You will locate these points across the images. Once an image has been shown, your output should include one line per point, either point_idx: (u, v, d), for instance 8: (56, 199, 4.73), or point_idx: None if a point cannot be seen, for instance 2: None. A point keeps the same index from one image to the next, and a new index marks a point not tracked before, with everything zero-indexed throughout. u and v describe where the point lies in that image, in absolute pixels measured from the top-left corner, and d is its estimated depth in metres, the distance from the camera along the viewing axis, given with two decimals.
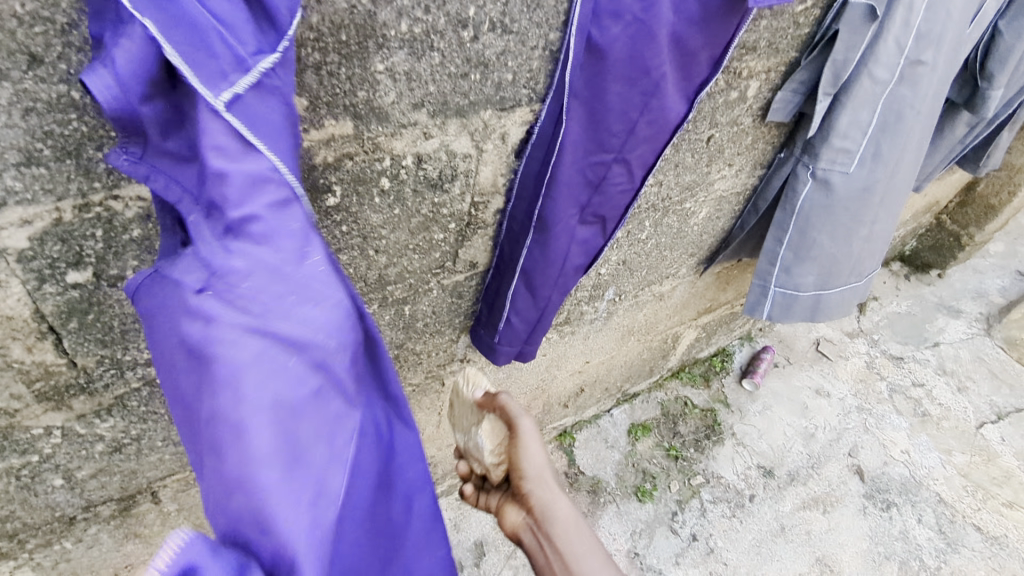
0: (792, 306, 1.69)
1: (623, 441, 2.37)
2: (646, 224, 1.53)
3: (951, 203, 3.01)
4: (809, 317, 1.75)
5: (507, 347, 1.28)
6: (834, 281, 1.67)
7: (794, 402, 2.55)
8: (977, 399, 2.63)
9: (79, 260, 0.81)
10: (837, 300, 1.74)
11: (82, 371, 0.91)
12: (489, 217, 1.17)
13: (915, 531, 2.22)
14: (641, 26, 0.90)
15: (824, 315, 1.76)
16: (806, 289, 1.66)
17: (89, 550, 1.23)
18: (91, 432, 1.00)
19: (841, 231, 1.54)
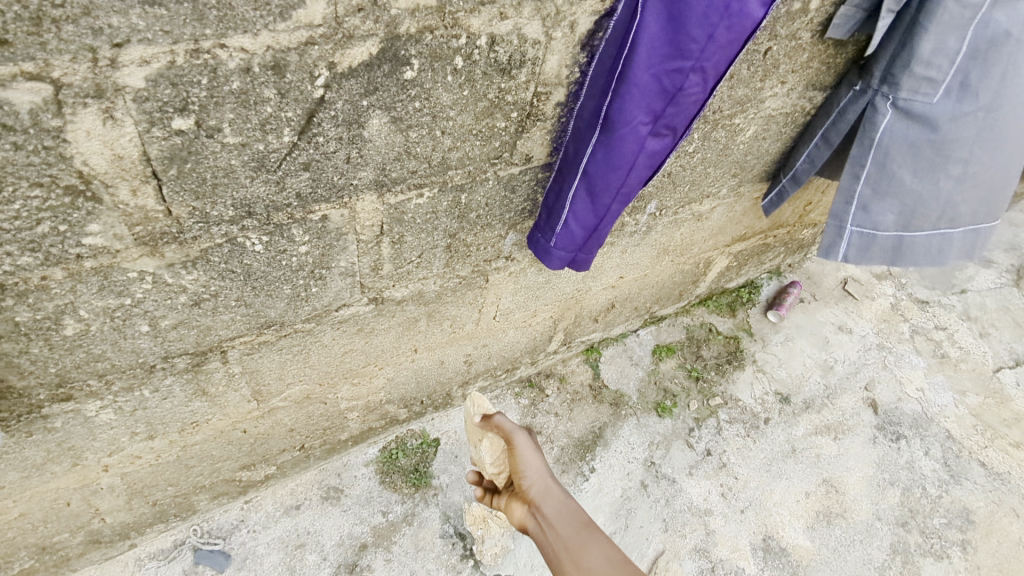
0: (871, 247, 1.68)
1: (647, 359, 2.47)
2: (694, 137, 1.55)
3: None
4: (889, 261, 1.73)
5: (560, 253, 1.33)
6: (918, 221, 1.64)
7: (816, 335, 2.62)
8: (997, 345, 2.67)
9: (185, 108, 0.85)
10: (922, 246, 1.70)
11: (175, 221, 0.99)
12: (549, 110, 1.21)
13: (920, 462, 2.32)
14: None
15: (906, 261, 1.73)
16: (885, 229, 1.65)
17: (164, 401, 1.35)
18: (177, 282, 1.09)
19: (926, 166, 1.52)
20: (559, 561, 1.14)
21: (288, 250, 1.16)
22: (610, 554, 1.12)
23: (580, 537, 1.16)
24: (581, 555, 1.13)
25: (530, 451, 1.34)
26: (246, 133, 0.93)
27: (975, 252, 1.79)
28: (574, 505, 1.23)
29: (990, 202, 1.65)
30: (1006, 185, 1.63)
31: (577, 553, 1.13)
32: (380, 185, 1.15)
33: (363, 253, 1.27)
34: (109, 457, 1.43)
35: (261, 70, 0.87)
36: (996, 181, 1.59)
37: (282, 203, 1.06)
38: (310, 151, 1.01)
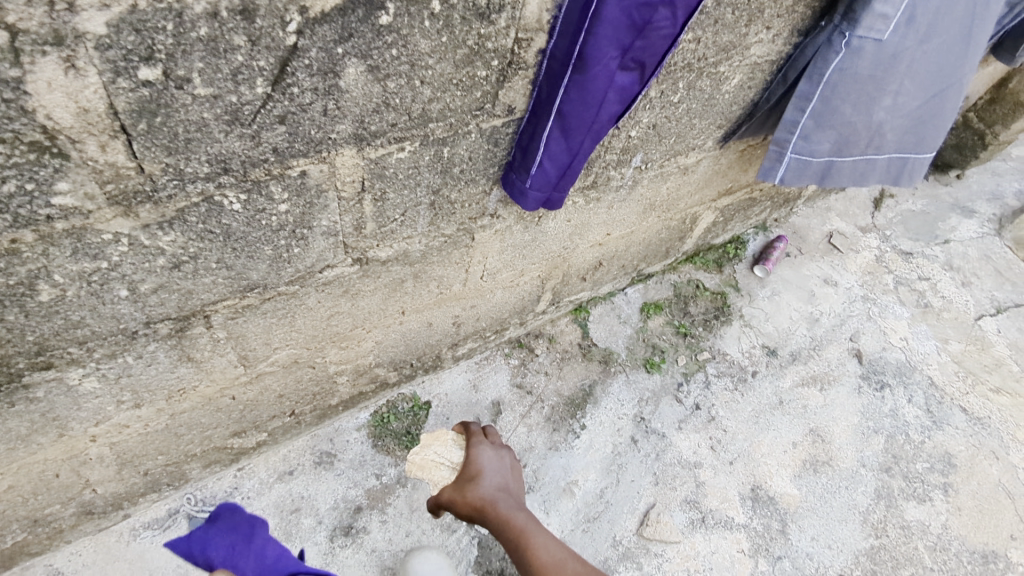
0: (805, 171, 1.69)
1: (635, 317, 2.47)
2: (679, 86, 1.52)
3: (980, 99, 2.94)
4: (817, 182, 1.76)
5: (536, 193, 1.33)
6: (851, 147, 1.66)
7: (802, 289, 2.63)
8: (978, 293, 2.70)
9: (151, 56, 0.82)
10: (850, 169, 1.73)
11: (148, 179, 0.96)
12: (531, 57, 1.18)
13: (904, 409, 2.36)
14: None
15: (833, 183, 1.77)
16: (820, 155, 1.66)
17: (148, 367, 1.33)
18: (154, 245, 1.06)
19: (866, 100, 1.52)
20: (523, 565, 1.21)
21: (268, 209, 1.13)
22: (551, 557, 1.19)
23: (522, 549, 1.23)
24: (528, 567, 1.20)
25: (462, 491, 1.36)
26: (217, 84, 0.89)
27: (900, 176, 1.86)
28: (511, 519, 1.27)
29: (915, 130, 1.70)
30: (934, 116, 1.67)
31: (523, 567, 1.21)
32: (360, 139, 1.12)
33: (345, 211, 1.25)
34: (96, 427, 1.42)
35: (229, 15, 0.83)
36: (928, 110, 1.65)
37: (258, 158, 1.03)
38: (286, 103, 0.97)
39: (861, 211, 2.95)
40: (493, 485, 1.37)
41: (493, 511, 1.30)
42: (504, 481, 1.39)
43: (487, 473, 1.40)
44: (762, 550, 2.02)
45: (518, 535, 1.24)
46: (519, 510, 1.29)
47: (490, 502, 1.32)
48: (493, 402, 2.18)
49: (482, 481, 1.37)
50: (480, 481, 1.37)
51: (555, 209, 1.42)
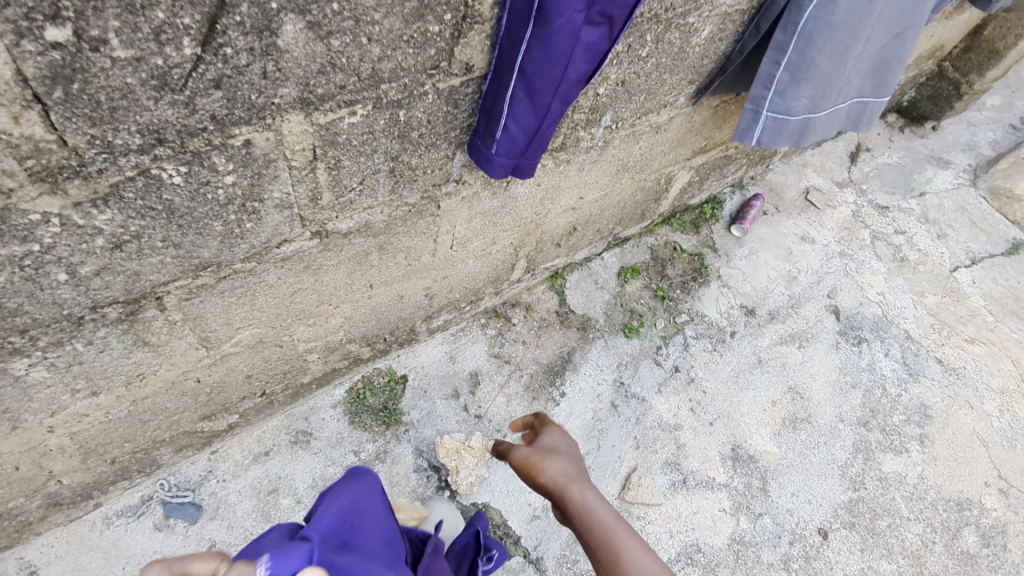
0: (781, 131, 1.63)
1: (613, 282, 2.44)
2: (647, 39, 1.45)
3: (955, 48, 2.90)
4: (793, 142, 1.70)
5: (503, 161, 1.27)
6: (824, 101, 1.62)
7: (779, 247, 2.61)
8: (954, 245, 2.70)
9: (57, 15, 0.74)
10: (821, 123, 1.69)
11: (73, 153, 0.88)
12: (486, 10, 1.11)
13: (881, 363, 2.37)
14: None
15: (808, 139, 1.71)
16: (796, 113, 1.59)
17: (101, 354, 1.27)
18: (90, 224, 0.99)
19: (840, 50, 1.47)
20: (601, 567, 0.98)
21: (212, 182, 1.06)
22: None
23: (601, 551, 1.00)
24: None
25: (545, 460, 1.16)
26: (139, 45, 0.82)
27: (862, 121, 1.85)
28: (591, 511, 1.04)
29: (875, 74, 1.68)
30: (895, 59, 1.65)
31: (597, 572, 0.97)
32: (306, 103, 1.05)
33: (298, 181, 1.19)
34: (52, 417, 1.36)
35: None
36: (893, 56, 1.63)
37: (195, 127, 0.96)
38: (219, 66, 0.90)
39: (837, 166, 2.92)
40: (578, 467, 1.16)
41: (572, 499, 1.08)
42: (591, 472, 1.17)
43: (572, 455, 1.20)
44: (743, 509, 2.03)
45: (601, 533, 1.01)
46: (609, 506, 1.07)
47: (579, 486, 1.11)
48: (471, 374, 2.15)
49: (567, 459, 1.16)
50: (565, 461, 1.17)
51: (523, 177, 1.36)
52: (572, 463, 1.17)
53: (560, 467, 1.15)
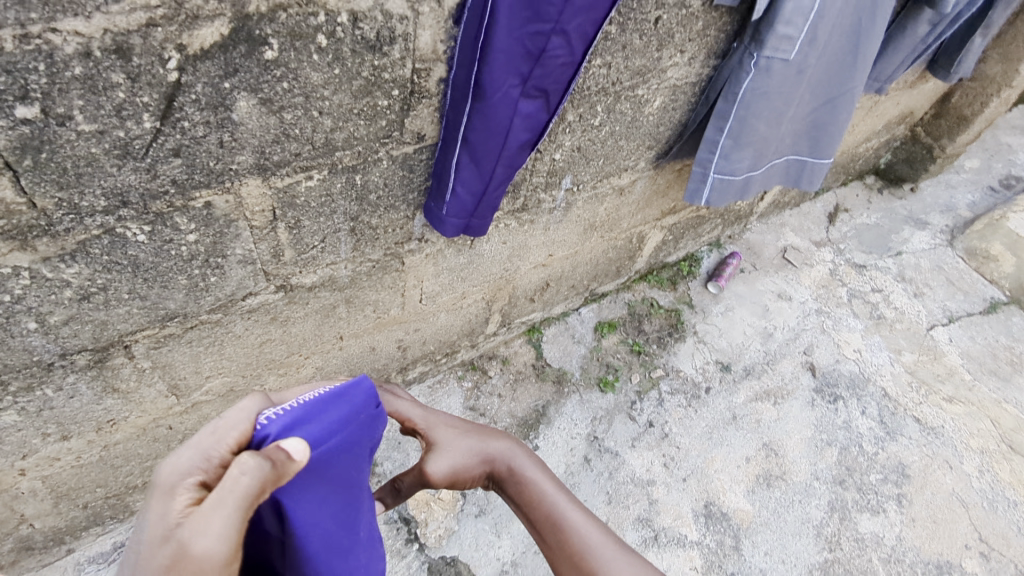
0: (728, 190, 1.74)
1: (589, 336, 2.49)
2: (598, 110, 1.55)
3: (925, 114, 3.02)
4: (740, 197, 1.80)
5: (454, 221, 1.36)
6: (764, 161, 1.72)
7: (756, 304, 2.66)
8: (931, 303, 2.74)
9: (26, 95, 0.84)
10: (763, 178, 1.80)
11: (42, 214, 0.98)
12: (432, 86, 1.21)
13: (857, 421, 2.37)
14: None
15: (753, 193, 1.82)
16: (740, 173, 1.71)
17: (71, 400, 1.34)
18: (58, 277, 1.08)
19: (776, 116, 1.58)
20: (542, 535, 1.15)
21: (175, 240, 1.15)
22: (592, 536, 1.11)
23: (556, 526, 1.13)
24: (575, 551, 1.09)
25: (447, 470, 1.18)
26: (102, 120, 0.92)
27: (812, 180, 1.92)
28: (528, 485, 1.19)
29: (816, 136, 1.77)
30: (837, 124, 1.74)
31: (565, 548, 1.11)
32: (263, 169, 1.15)
33: (260, 240, 1.28)
34: (24, 461, 1.42)
35: (103, 54, 0.86)
36: (834, 122, 1.72)
37: (157, 191, 1.05)
38: (177, 137, 1.00)
39: (815, 226, 2.99)
40: (472, 448, 1.22)
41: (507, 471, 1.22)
42: (485, 429, 1.26)
43: (456, 432, 1.23)
44: (715, 568, 2.01)
45: (537, 506, 1.17)
46: (530, 462, 1.22)
47: (493, 463, 1.22)
48: None
49: (468, 446, 1.22)
50: (459, 456, 1.20)
51: (477, 235, 1.44)
52: (465, 447, 1.21)
53: (462, 465, 1.19)
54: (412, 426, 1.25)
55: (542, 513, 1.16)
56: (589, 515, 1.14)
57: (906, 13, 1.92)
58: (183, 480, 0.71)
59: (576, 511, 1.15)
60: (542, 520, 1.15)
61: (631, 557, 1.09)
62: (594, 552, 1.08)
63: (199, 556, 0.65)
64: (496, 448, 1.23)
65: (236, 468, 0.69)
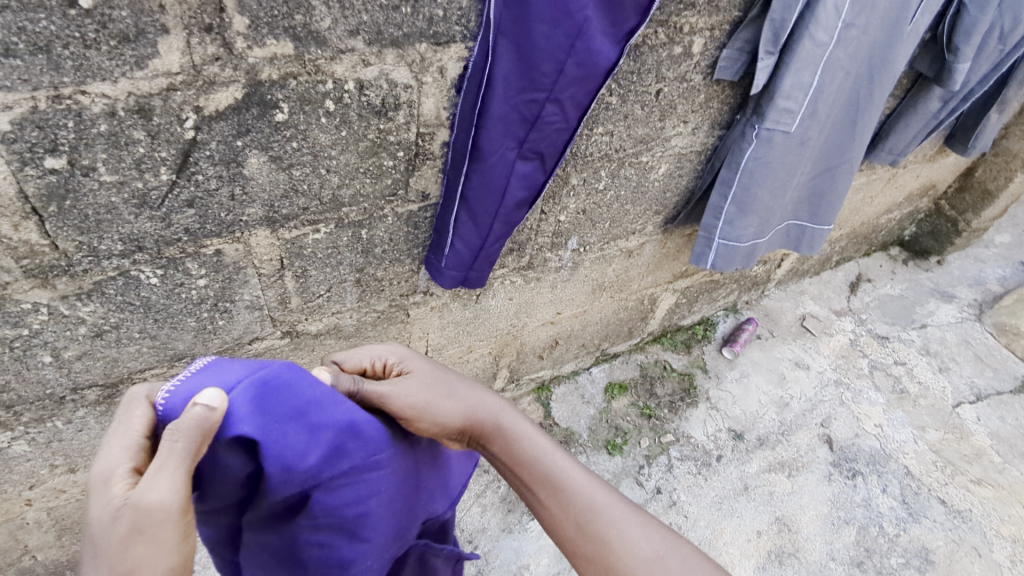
0: (734, 256, 1.75)
1: (599, 397, 2.45)
2: (602, 174, 1.60)
3: (949, 188, 3.02)
4: (746, 263, 1.81)
5: (452, 273, 1.41)
6: (768, 228, 1.75)
7: (772, 372, 2.61)
8: (957, 379, 2.65)
9: (55, 148, 0.93)
10: (766, 246, 1.83)
11: (63, 255, 1.06)
12: (436, 149, 1.29)
13: (877, 500, 2.26)
14: None
15: (757, 258, 1.83)
16: (746, 240, 1.73)
17: (79, 433, 1.39)
18: (74, 314, 1.16)
19: (779, 185, 1.62)
20: (543, 501, 0.98)
21: (186, 284, 1.22)
22: (601, 497, 0.96)
23: (557, 486, 0.98)
24: (583, 510, 0.95)
25: (412, 400, 0.96)
26: (122, 171, 1.00)
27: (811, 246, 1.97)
28: (519, 446, 1.02)
29: (815, 202, 1.83)
30: (834, 192, 1.79)
31: (569, 510, 0.95)
32: (272, 221, 1.22)
33: (267, 287, 1.34)
34: (30, 490, 1.47)
35: (126, 114, 0.94)
36: (832, 189, 1.78)
37: (171, 238, 1.13)
38: (191, 189, 1.08)
39: (836, 295, 2.96)
40: (447, 392, 1.03)
41: (491, 432, 1.04)
42: (468, 380, 1.09)
43: (433, 374, 1.05)
44: None
45: (533, 470, 1.00)
46: (522, 419, 1.06)
47: (474, 416, 1.04)
48: None
49: (444, 398, 1.01)
50: (430, 393, 1.00)
51: (475, 288, 1.49)
52: (439, 389, 1.02)
53: (443, 417, 0.99)
54: (382, 365, 1.05)
55: (538, 472, 1.00)
56: (592, 476, 1.01)
57: (917, 88, 1.96)
58: (112, 475, 0.66)
59: (577, 470, 1.00)
60: (539, 480, 0.99)
61: (649, 520, 0.95)
62: (605, 512, 0.94)
63: (162, 517, 0.62)
64: (478, 402, 1.06)
65: (170, 427, 0.65)
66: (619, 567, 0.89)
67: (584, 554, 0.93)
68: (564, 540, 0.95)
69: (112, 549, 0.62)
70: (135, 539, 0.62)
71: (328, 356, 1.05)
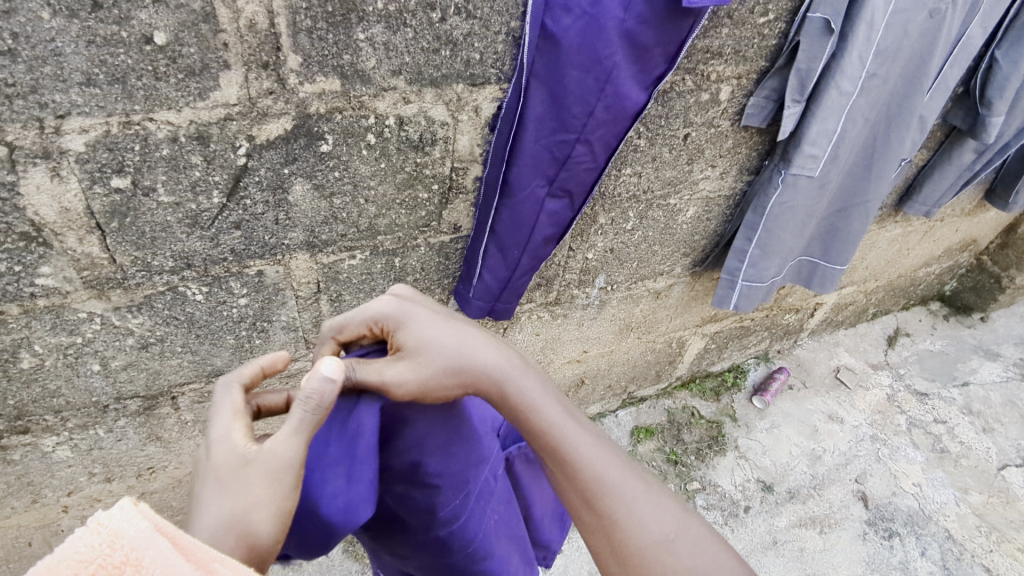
0: (756, 296, 1.80)
1: (625, 440, 2.40)
2: (629, 215, 1.65)
3: (991, 244, 2.97)
4: (766, 298, 1.86)
5: (480, 303, 1.46)
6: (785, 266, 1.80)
7: (804, 424, 2.55)
8: (1002, 441, 2.54)
9: (121, 169, 1.02)
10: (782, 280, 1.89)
11: (119, 268, 1.14)
12: (469, 183, 1.35)
13: (916, 563, 2.14)
14: (593, 29, 1.09)
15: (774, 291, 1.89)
16: (767, 280, 1.77)
17: (118, 443, 1.46)
18: (124, 325, 1.23)
19: (799, 227, 1.66)
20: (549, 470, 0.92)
21: (228, 302, 1.29)
22: (611, 474, 0.89)
23: (565, 458, 0.90)
24: (591, 486, 0.88)
25: (410, 382, 0.88)
26: (179, 193, 1.09)
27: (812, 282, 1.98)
28: (528, 413, 0.92)
29: (828, 240, 1.85)
30: (851, 234, 1.81)
31: (577, 484, 0.89)
32: (312, 246, 1.29)
33: (303, 309, 1.40)
34: (67, 497, 1.52)
35: (187, 140, 1.03)
36: (848, 231, 1.80)
37: (218, 258, 1.21)
38: (240, 212, 1.16)
39: (872, 348, 2.90)
40: (442, 361, 0.91)
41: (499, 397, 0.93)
42: (470, 331, 0.97)
43: (432, 336, 0.93)
44: None
45: (542, 438, 0.92)
46: (529, 378, 0.95)
47: (474, 381, 0.92)
48: None
49: (441, 365, 0.90)
50: (427, 367, 0.89)
51: (502, 319, 1.54)
52: (437, 359, 0.91)
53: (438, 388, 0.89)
54: (380, 328, 0.95)
55: (546, 442, 0.91)
56: (605, 446, 0.93)
57: (951, 140, 1.97)
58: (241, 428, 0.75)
59: (590, 440, 0.92)
60: (545, 452, 0.91)
61: (661, 499, 0.88)
62: (616, 490, 0.87)
63: (283, 466, 0.70)
64: (481, 362, 0.93)
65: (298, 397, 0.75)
66: (624, 550, 0.84)
67: (588, 529, 0.88)
68: (570, 508, 0.91)
69: (231, 482, 0.69)
70: (256, 478, 0.69)
71: (327, 327, 0.96)
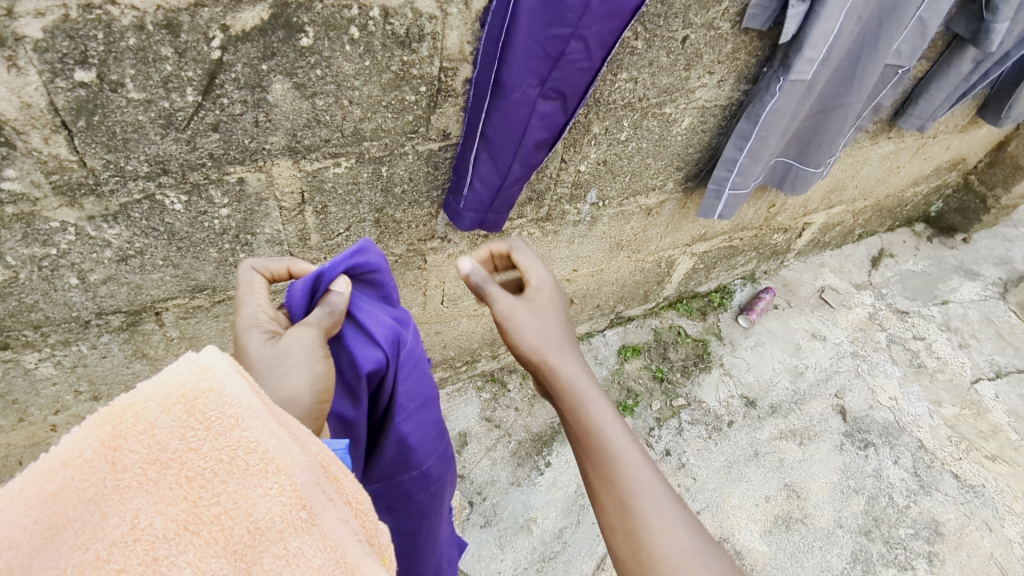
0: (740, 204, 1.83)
1: (612, 359, 2.43)
2: (624, 124, 1.59)
3: (979, 163, 2.96)
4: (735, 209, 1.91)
5: (470, 214, 1.43)
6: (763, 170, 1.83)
7: (788, 342, 2.59)
8: (977, 356, 2.62)
9: (85, 61, 0.94)
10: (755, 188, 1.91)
11: (91, 173, 1.08)
12: (459, 86, 1.28)
13: (888, 471, 2.23)
14: None
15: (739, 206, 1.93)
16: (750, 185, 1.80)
17: (103, 360, 1.42)
18: (101, 236, 1.18)
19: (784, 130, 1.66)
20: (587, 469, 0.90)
21: (208, 213, 1.24)
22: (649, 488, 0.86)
23: (609, 461, 0.88)
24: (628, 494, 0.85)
25: (506, 316, 0.97)
26: (150, 90, 1.02)
27: (784, 182, 1.97)
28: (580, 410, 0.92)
29: (806, 143, 1.83)
30: (831, 137, 1.79)
31: (614, 488, 0.86)
32: (294, 152, 1.23)
33: (288, 221, 1.35)
34: (55, 416, 1.50)
35: (154, 28, 0.95)
36: (827, 136, 1.78)
37: (195, 162, 1.14)
38: (216, 112, 1.09)
39: (857, 269, 2.93)
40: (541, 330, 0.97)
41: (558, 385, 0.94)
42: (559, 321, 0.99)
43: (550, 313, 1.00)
44: None
45: (589, 438, 0.90)
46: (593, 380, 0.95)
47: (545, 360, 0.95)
48: (460, 433, 2.09)
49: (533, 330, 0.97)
50: (525, 320, 0.97)
51: (493, 231, 1.52)
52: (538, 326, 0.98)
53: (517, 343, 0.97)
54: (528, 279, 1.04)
55: (592, 439, 0.90)
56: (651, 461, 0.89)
57: (952, 49, 1.91)
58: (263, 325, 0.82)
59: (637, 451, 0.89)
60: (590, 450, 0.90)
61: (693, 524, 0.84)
62: (652, 505, 0.84)
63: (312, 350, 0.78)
64: (556, 348, 0.96)
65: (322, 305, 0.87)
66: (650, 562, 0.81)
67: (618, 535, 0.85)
68: (603, 512, 0.88)
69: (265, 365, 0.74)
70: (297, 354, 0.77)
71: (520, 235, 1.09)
